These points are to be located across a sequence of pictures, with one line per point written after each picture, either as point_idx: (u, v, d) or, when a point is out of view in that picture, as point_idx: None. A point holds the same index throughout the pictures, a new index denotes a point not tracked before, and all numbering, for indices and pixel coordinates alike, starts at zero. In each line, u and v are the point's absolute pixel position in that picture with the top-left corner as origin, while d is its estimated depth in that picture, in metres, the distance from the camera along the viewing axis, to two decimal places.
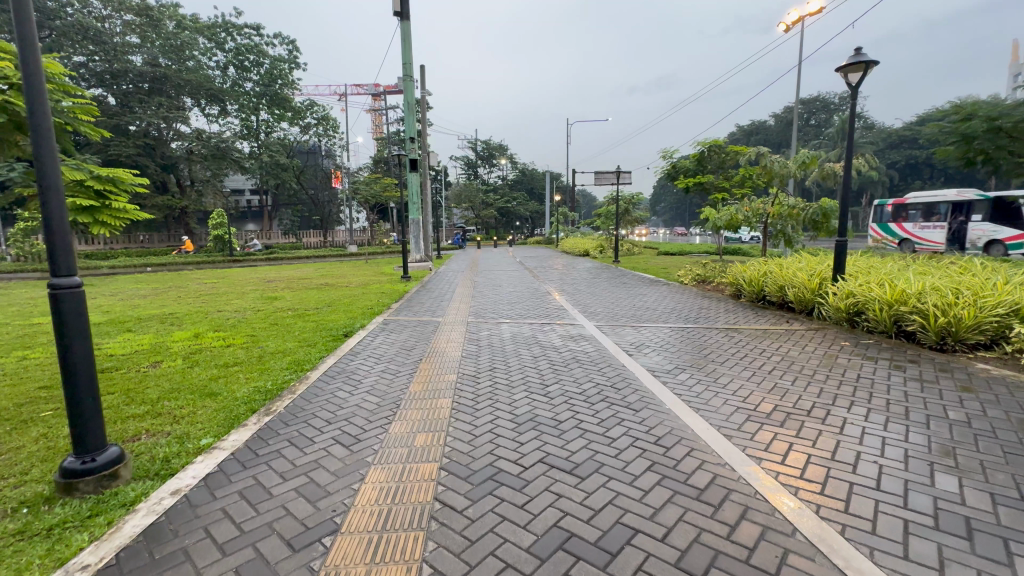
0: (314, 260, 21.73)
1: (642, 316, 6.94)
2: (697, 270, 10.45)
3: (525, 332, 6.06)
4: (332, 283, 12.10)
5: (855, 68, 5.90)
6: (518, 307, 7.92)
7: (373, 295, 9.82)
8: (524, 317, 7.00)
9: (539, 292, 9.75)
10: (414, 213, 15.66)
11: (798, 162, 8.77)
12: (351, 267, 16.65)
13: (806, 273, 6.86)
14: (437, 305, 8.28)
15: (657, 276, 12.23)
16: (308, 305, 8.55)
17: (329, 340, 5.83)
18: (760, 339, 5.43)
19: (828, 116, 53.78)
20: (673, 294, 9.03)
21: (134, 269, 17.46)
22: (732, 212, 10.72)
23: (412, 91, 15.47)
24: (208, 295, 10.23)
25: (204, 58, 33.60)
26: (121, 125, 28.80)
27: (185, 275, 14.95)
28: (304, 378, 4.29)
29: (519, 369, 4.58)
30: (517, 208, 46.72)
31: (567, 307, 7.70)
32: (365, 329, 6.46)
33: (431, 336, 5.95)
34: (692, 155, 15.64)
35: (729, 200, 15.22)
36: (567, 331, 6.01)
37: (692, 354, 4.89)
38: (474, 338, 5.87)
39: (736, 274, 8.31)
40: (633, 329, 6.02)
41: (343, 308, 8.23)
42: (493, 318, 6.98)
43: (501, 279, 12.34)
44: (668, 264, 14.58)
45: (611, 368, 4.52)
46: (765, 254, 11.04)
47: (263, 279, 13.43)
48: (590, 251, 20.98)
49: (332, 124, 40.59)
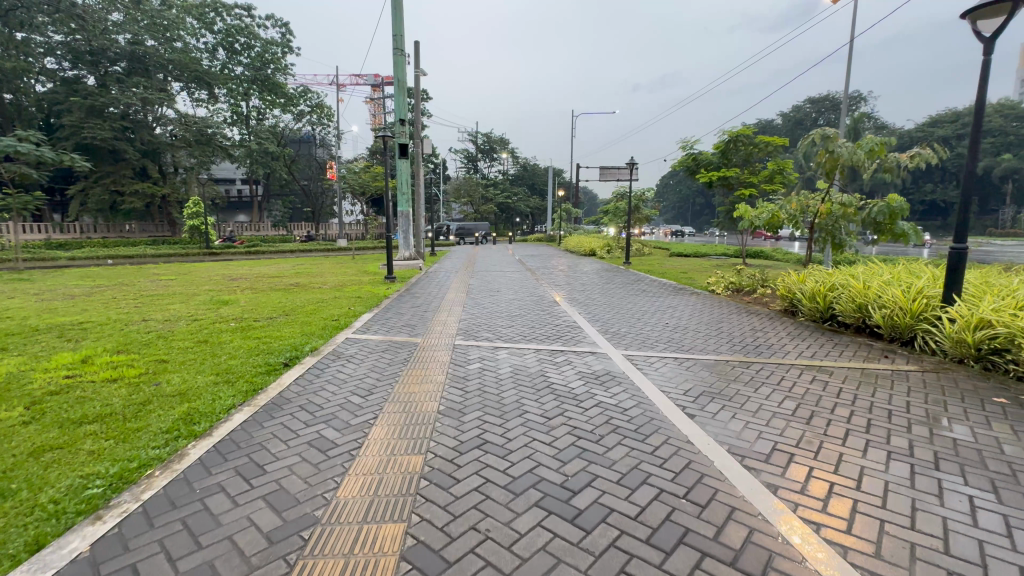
0: (296, 255, 20.00)
1: (683, 340, 5.29)
2: (730, 277, 9.00)
3: (530, 365, 4.44)
4: (303, 283, 10.47)
5: (992, 12, 4.35)
6: (518, 321, 6.35)
7: (346, 300, 8.23)
8: (529, 338, 5.44)
9: (545, 300, 8.16)
10: (404, 205, 14.01)
11: (866, 150, 7.17)
12: (333, 264, 14.97)
13: (898, 288, 5.28)
14: (420, 317, 6.67)
15: (678, 281, 10.72)
16: (260, 315, 6.90)
17: (261, 374, 4.23)
18: (864, 384, 3.87)
19: (838, 116, 52.39)
20: (707, 306, 7.51)
21: (92, 262, 15.64)
22: (772, 211, 9.18)
23: (403, 69, 13.76)
24: (151, 296, 8.58)
25: (192, 39, 31.69)
26: (99, 107, 26.95)
27: (144, 270, 13.25)
28: (178, 457, 2.67)
29: (524, 446, 2.87)
30: (517, 204, 45.09)
31: (582, 324, 6.15)
32: (315, 355, 4.83)
33: (401, 369, 4.31)
34: (715, 147, 14.01)
35: (755, 196, 13.63)
36: (587, 367, 4.37)
37: (783, 412, 3.28)
38: (460, 373, 4.24)
39: (790, 285, 6.74)
40: (679, 366, 4.39)
41: (302, 320, 6.59)
42: (487, 338, 5.41)
43: (498, 283, 10.74)
44: (687, 268, 13.02)
45: (667, 446, 2.86)
46: (806, 260, 9.51)
47: (227, 276, 11.80)
48: (596, 250, 19.40)
49: (327, 112, 38.78)
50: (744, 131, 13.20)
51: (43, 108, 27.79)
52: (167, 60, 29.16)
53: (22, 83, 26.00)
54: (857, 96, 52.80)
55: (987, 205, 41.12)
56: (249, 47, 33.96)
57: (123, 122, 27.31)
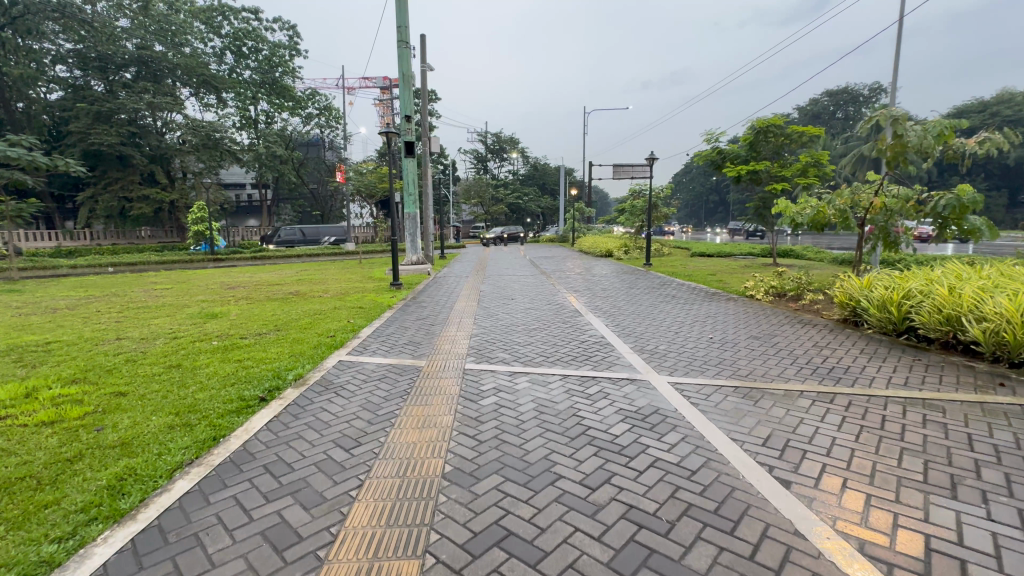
0: (302, 259, 19.43)
1: (738, 362, 4.39)
2: (770, 280, 8.19)
3: (558, 398, 3.62)
4: (303, 291, 9.81)
5: None
6: (537, 337, 5.49)
7: (345, 311, 7.51)
8: (553, 358, 4.61)
9: (565, 309, 7.31)
10: (410, 206, 13.29)
11: (934, 134, 6.21)
12: (338, 269, 14.33)
13: (1000, 296, 4.36)
14: (426, 332, 5.87)
15: (710, 284, 9.85)
16: (247, 332, 6.19)
17: (229, 414, 3.46)
18: (994, 425, 2.98)
19: (858, 108, 50.54)
20: (751, 314, 6.67)
21: (93, 270, 15.21)
22: (817, 206, 8.16)
23: (408, 62, 13.04)
24: (141, 308, 8.00)
25: (199, 43, 31.37)
26: (106, 113, 26.73)
27: (142, 278, 12.71)
28: (76, 562, 1.89)
29: (564, 542, 2.05)
30: (527, 204, 44.03)
31: (613, 339, 5.33)
32: (298, 386, 4.04)
33: (401, 407, 3.50)
34: (743, 139, 13.08)
35: (788, 191, 12.62)
36: (627, 402, 3.50)
37: (914, 479, 2.39)
38: (471, 411, 3.43)
39: (854, 292, 5.82)
40: (741, 398, 3.51)
41: (293, 337, 5.86)
42: (503, 360, 4.59)
43: (510, 289, 9.90)
44: (716, 270, 12.10)
45: (767, 542, 2.01)
46: (855, 261, 8.50)
47: (226, 284, 11.16)
48: (613, 251, 18.48)
49: (335, 114, 38.26)
50: (774, 121, 12.23)
51: (53, 115, 27.70)
52: (174, 64, 28.84)
53: (32, 91, 25.92)
54: (876, 87, 50.92)
55: (1016, 198, 39.05)
56: (257, 50, 33.56)
57: (129, 127, 27.07)
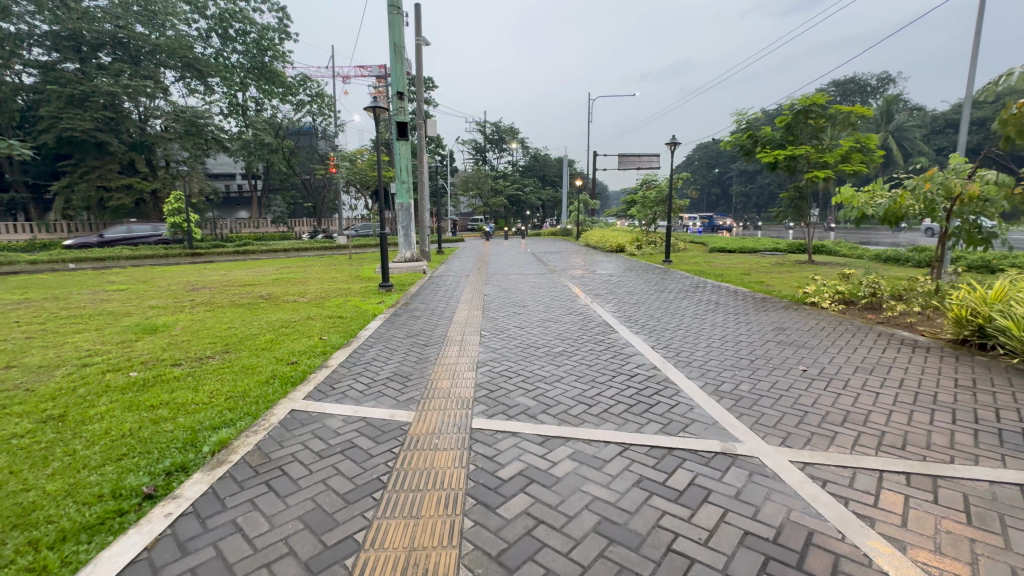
0: (288, 255, 17.97)
1: (874, 419, 2.99)
2: (836, 284, 6.82)
3: (629, 501, 2.17)
4: (276, 295, 8.33)
5: None
6: (567, 368, 4.06)
7: (320, 324, 6.06)
8: (598, 409, 3.19)
9: (592, 320, 5.91)
10: (403, 194, 11.81)
11: None
12: (323, 267, 12.89)
13: None
14: (417, 359, 4.43)
15: (754, 286, 8.48)
16: (185, 355, 4.75)
17: (74, 538, 2.02)
18: None
19: (866, 99, 49.05)
20: (827, 331, 5.31)
21: (51, 268, 13.68)
22: (893, 195, 6.73)
23: (400, 31, 11.52)
24: (73, 319, 6.52)
25: (182, 24, 29.46)
26: (81, 96, 24.94)
27: (99, 277, 11.22)
28: None
29: None
30: (528, 196, 42.40)
31: (671, 372, 3.92)
32: (213, 463, 2.59)
33: (365, 525, 2.05)
34: (778, 121, 11.69)
35: (829, 179, 11.22)
36: (750, 513, 2.06)
37: None
38: (485, 535, 1.98)
39: (985, 309, 4.43)
40: (939, 505, 2.11)
41: (242, 365, 4.44)
42: (528, 412, 3.16)
43: (518, 292, 8.51)
44: (751, 269, 10.76)
45: None
46: (936, 262, 7.05)
47: (189, 285, 9.69)
48: (625, 245, 17.08)
49: (328, 102, 36.48)
50: (817, 99, 10.81)
51: (25, 100, 25.88)
52: (155, 46, 26.94)
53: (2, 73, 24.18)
54: (885, 78, 49.51)
55: None
56: (245, 33, 31.59)
57: (106, 112, 25.24)
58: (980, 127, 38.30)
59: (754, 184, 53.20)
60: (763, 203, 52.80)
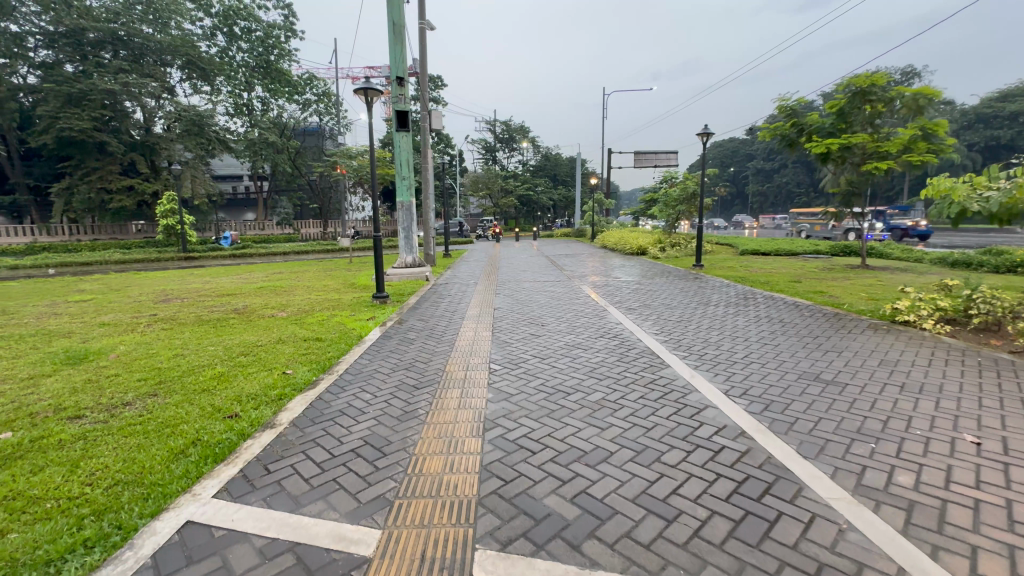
0: (287, 258, 16.96)
1: None
2: (936, 299, 5.44)
3: None
4: (253, 309, 7.15)
5: None
6: (614, 433, 2.77)
7: (288, 352, 4.82)
8: (687, 535, 1.88)
9: (631, 346, 4.64)
10: (403, 192, 10.56)
11: None
12: (318, 272, 11.78)
13: None
14: (401, 413, 3.18)
15: (816, 296, 7.14)
16: (95, 402, 3.53)
17: None
18: None
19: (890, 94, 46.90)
20: (955, 365, 3.94)
21: (30, 274, 12.79)
22: (1012, 185, 5.32)
23: (400, 9, 10.34)
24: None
25: (186, 22, 28.61)
26: (78, 95, 24.20)
27: (73, 284, 10.23)
28: None
29: None
30: (539, 196, 41.16)
31: (775, 445, 2.60)
32: None
33: None
34: (828, 105, 10.31)
35: (890, 170, 9.75)
36: None
37: None
38: None
39: None
40: None
41: (161, 420, 3.19)
42: (564, 542, 1.86)
43: (534, 304, 7.27)
44: (800, 275, 9.40)
45: None
46: None
47: (161, 294, 8.57)
48: (647, 247, 15.76)
49: (333, 101, 35.43)
50: (877, 80, 9.40)
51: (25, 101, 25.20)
52: (155, 43, 25.93)
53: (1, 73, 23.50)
54: (910, 71, 47.38)
55: None
56: (249, 30, 30.65)
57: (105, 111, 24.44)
58: (1013, 122, 36.29)
59: (772, 182, 51.35)
60: (781, 203, 50.86)
